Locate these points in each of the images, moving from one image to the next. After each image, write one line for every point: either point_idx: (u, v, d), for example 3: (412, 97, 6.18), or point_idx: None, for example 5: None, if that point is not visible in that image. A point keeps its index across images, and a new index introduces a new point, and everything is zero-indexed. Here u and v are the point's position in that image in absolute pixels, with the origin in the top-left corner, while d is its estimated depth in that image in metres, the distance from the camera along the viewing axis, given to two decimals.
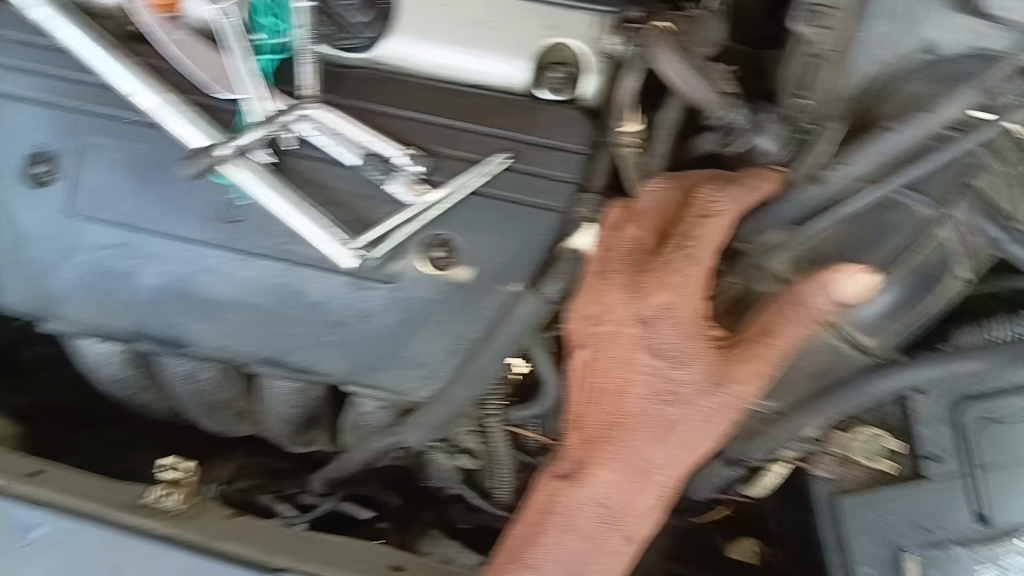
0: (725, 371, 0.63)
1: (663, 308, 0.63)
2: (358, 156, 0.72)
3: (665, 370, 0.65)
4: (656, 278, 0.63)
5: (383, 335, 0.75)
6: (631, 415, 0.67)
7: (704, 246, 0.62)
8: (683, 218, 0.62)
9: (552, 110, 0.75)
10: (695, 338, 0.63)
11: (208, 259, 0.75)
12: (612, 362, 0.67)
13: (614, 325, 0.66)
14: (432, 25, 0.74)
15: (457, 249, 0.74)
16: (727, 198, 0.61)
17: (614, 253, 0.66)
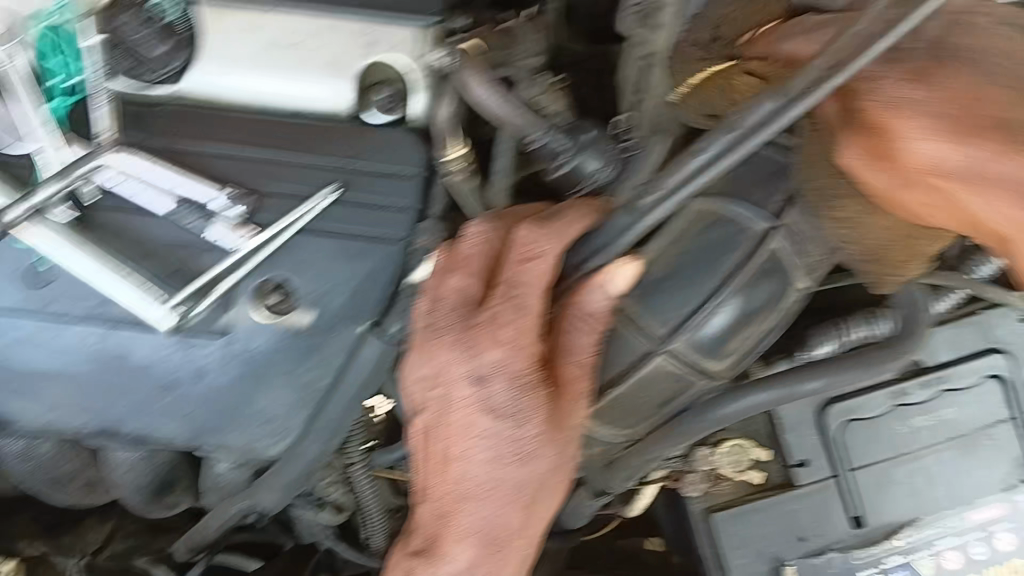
0: (562, 415, 0.57)
1: (499, 365, 0.56)
2: (171, 202, 0.67)
3: (507, 431, 0.57)
4: (488, 335, 0.55)
5: (221, 393, 0.70)
6: (480, 484, 0.59)
7: (532, 294, 0.55)
8: (504, 264, 0.55)
9: (379, 133, 0.70)
10: (532, 391, 0.56)
11: (17, 330, 0.69)
12: (450, 427, 0.59)
13: (448, 387, 0.57)
14: (242, 51, 0.68)
15: (293, 291, 0.69)
16: (548, 239, 0.54)
17: (440, 306, 0.57)
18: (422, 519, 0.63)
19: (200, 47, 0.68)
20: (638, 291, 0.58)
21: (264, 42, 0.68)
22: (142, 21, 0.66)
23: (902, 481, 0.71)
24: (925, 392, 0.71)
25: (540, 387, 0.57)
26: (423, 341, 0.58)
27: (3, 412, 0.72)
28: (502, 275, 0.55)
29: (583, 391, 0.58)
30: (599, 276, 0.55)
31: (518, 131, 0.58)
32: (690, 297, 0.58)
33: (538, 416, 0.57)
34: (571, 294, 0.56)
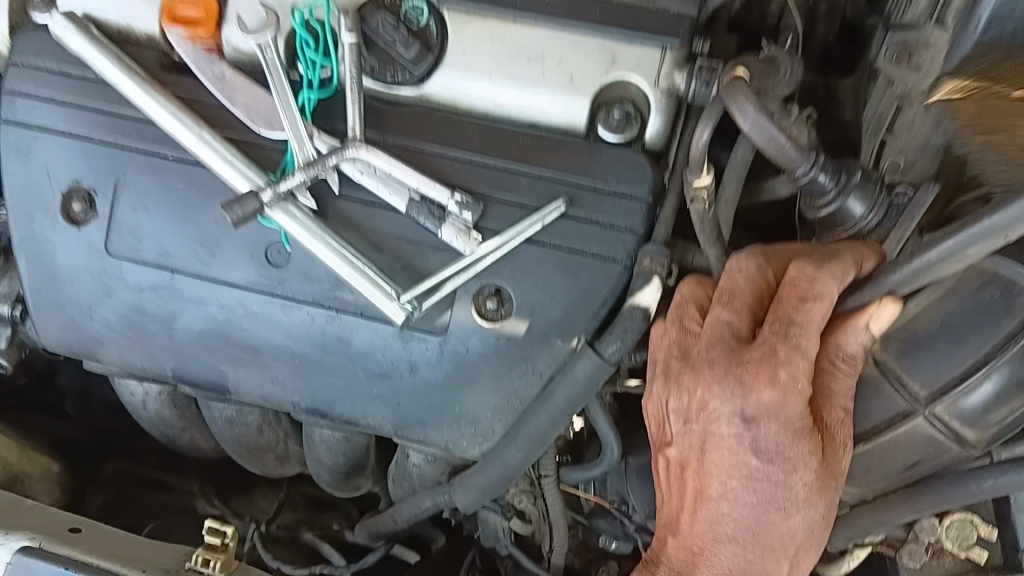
0: (833, 463, 0.54)
1: (773, 406, 0.52)
2: (406, 200, 0.69)
3: (775, 476, 0.54)
4: (763, 376, 0.51)
5: (431, 388, 0.71)
6: (739, 528, 0.56)
7: (812, 334, 0.51)
8: (778, 299, 0.53)
9: (609, 150, 0.70)
10: (802, 440, 0.52)
11: (251, 303, 0.73)
12: (708, 465, 0.56)
13: (709, 424, 0.55)
14: (484, 62, 0.71)
15: (510, 300, 0.70)
16: (826, 277, 0.51)
17: (699, 341, 0.56)
18: (668, 555, 0.61)
19: (448, 50, 0.72)
20: (896, 345, 0.55)
21: (511, 52, 0.71)
22: (396, 23, 0.70)
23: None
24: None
25: (812, 433, 0.53)
26: (681, 374, 0.56)
27: (222, 381, 0.76)
28: (777, 313, 0.52)
29: (847, 437, 0.54)
30: (857, 317, 0.52)
31: (789, 165, 0.55)
32: (960, 359, 0.54)
33: (812, 465, 0.53)
34: (833, 330, 0.54)
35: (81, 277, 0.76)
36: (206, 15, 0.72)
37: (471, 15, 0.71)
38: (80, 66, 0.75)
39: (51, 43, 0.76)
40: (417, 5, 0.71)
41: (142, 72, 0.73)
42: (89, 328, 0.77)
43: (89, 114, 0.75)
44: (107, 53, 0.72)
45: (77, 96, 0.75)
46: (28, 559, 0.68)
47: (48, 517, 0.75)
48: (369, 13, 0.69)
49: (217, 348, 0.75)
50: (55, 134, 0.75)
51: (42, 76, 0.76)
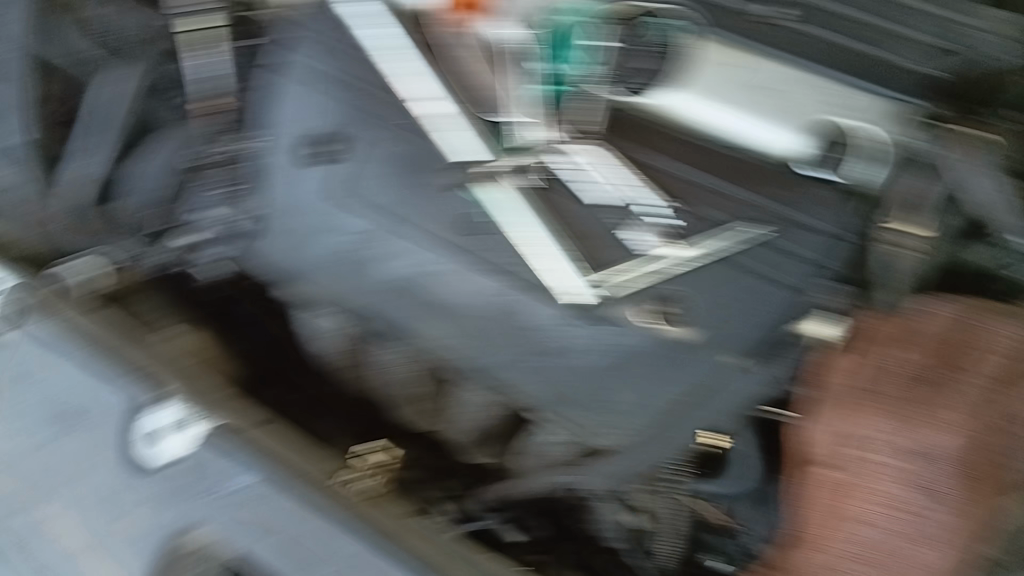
0: (977, 509, 0.62)
1: (945, 447, 0.63)
2: (617, 201, 0.78)
3: (924, 505, 0.63)
4: (931, 419, 0.64)
5: (595, 370, 0.75)
6: (879, 514, 0.63)
7: (976, 376, 0.66)
8: (954, 341, 0.67)
9: (813, 185, 0.76)
10: (952, 455, 0.63)
11: (438, 263, 0.80)
12: (864, 453, 0.65)
13: (875, 424, 0.66)
14: (715, 86, 0.79)
15: (688, 309, 0.75)
16: (1001, 336, 0.67)
17: (891, 365, 0.68)
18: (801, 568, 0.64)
19: (694, 73, 0.80)
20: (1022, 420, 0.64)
21: (746, 88, 0.79)
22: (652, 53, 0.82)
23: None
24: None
25: (964, 478, 0.63)
26: (851, 403, 0.67)
27: (389, 327, 0.81)
28: (943, 378, 0.66)
29: (992, 475, 0.63)
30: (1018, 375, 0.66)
31: None
32: None
33: (961, 502, 0.62)
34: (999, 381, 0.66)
35: (300, 211, 0.85)
36: (476, 5, 0.86)
37: (724, 47, 0.79)
38: (344, 32, 0.86)
39: (325, 11, 0.88)
40: (673, 27, 0.81)
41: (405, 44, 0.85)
42: (289, 258, 0.85)
43: (343, 76, 0.85)
44: (384, 22, 0.85)
45: (340, 56, 0.86)
46: None
47: None
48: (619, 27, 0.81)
49: (395, 296, 0.81)
50: (309, 86, 0.87)
51: (313, 35, 0.88)
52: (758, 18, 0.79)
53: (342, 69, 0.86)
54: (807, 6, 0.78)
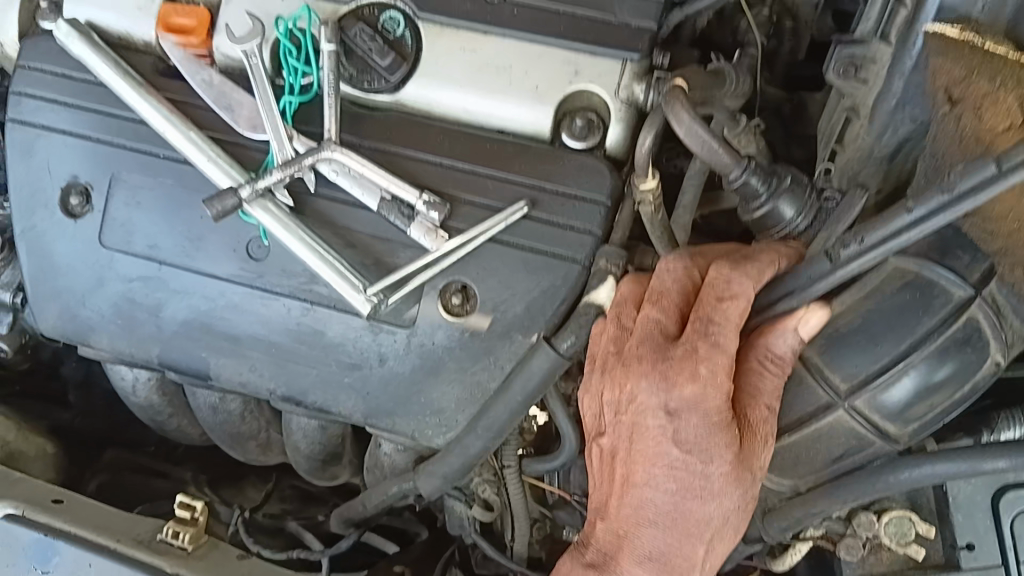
0: (751, 454, 0.53)
1: (694, 399, 0.52)
2: (377, 200, 0.73)
3: (695, 466, 0.52)
4: (683, 370, 0.52)
5: (400, 379, 0.75)
6: (660, 513, 0.54)
7: (731, 332, 0.52)
8: (699, 300, 0.53)
9: (574, 156, 0.74)
10: (722, 430, 0.52)
11: (232, 294, 0.78)
12: (632, 446, 0.54)
13: (636, 415, 0.54)
14: (454, 71, 0.75)
15: (473, 297, 0.74)
16: (742, 278, 0.52)
17: (632, 335, 0.55)
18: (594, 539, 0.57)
19: (432, 58, 0.75)
20: (821, 343, 0.55)
21: (480, 64, 0.75)
22: (373, 33, 0.74)
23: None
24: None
25: (730, 426, 0.52)
26: (613, 367, 0.55)
27: (202, 368, 0.79)
28: (697, 311, 0.52)
29: (769, 433, 0.53)
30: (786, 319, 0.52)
31: (721, 170, 0.57)
32: (878, 356, 0.54)
33: (726, 456, 0.52)
34: (751, 330, 0.54)
35: (80, 266, 0.81)
36: (197, 23, 0.77)
37: (446, 27, 0.75)
38: (81, 70, 0.80)
39: (54, 50, 0.81)
40: (390, 19, 0.75)
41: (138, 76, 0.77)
42: (82, 316, 0.81)
43: (88, 116, 0.80)
44: (106, 58, 0.77)
45: (82, 95, 0.80)
46: (25, 530, 0.77)
47: (38, 488, 0.82)
48: (348, 24, 0.74)
49: (198, 336, 0.79)
50: (55, 133, 0.80)
51: (46, 79, 0.81)
52: None
53: (86, 109, 0.80)
54: None
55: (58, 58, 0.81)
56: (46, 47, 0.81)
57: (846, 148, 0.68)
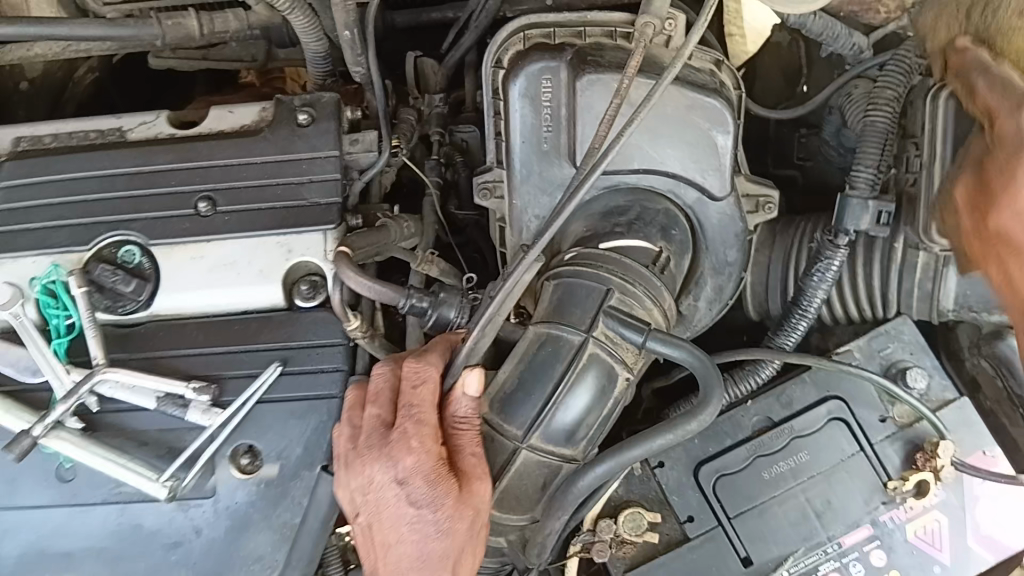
0: (469, 494, 0.68)
1: (414, 466, 0.68)
2: (153, 400, 0.85)
3: (428, 516, 0.68)
4: (400, 446, 0.69)
5: (216, 543, 0.86)
6: (415, 560, 0.69)
7: (428, 407, 0.70)
8: (401, 391, 0.71)
9: (309, 314, 0.89)
10: (440, 484, 0.68)
11: (55, 518, 0.88)
12: (384, 517, 0.70)
13: (378, 492, 0.69)
14: (193, 276, 0.90)
15: (260, 452, 0.87)
16: (426, 365, 0.71)
17: (362, 431, 0.72)
18: None
19: (172, 273, 0.90)
20: (496, 404, 0.72)
21: (211, 264, 0.90)
22: (113, 268, 0.88)
23: (789, 508, 0.82)
24: (804, 417, 0.84)
25: (446, 478, 0.68)
26: (354, 461, 0.71)
27: None
28: (402, 401, 0.70)
29: (483, 472, 0.69)
30: (458, 383, 0.70)
31: (392, 302, 0.75)
32: (535, 398, 0.71)
33: (447, 501, 0.68)
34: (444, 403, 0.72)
35: None
36: None
37: (174, 245, 0.90)
38: None
39: None
40: (130, 249, 0.90)
41: None
42: None
43: None
44: None
45: None
46: None
47: None
48: (93, 266, 0.89)
49: (36, 563, 0.88)
50: None
51: None
52: (198, 211, 0.91)
53: None
54: (212, 194, 0.92)
55: None
56: None
57: (508, 247, 0.86)
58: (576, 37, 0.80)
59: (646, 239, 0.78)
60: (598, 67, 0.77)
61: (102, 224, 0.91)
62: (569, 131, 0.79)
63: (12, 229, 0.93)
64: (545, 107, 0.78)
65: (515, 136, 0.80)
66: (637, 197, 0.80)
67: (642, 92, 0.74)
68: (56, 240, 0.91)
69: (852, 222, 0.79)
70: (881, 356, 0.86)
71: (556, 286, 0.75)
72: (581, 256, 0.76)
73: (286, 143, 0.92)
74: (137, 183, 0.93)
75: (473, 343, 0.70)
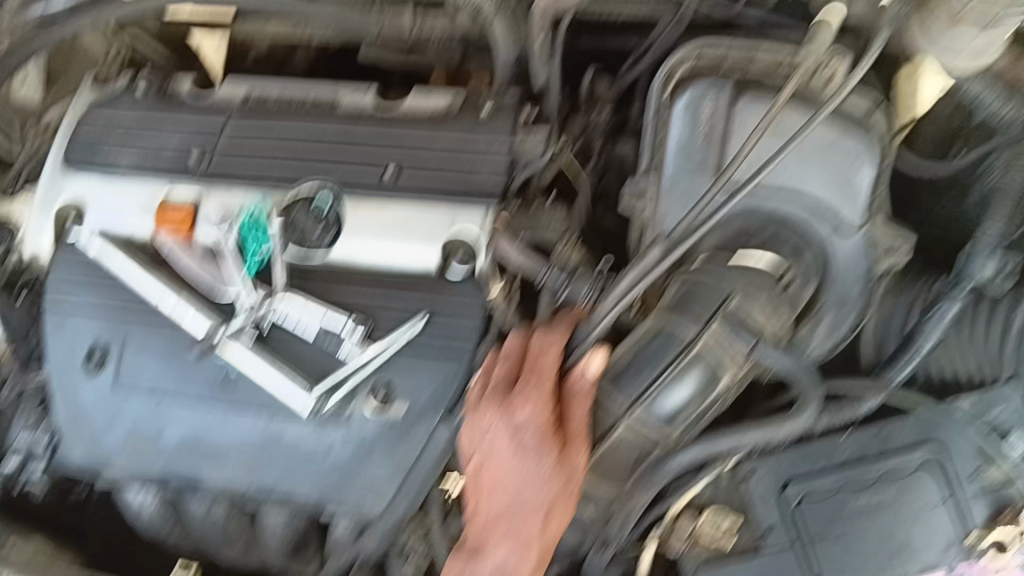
0: (571, 454, 0.78)
1: (529, 422, 0.78)
2: (317, 328, 0.99)
3: (533, 467, 0.78)
4: (520, 402, 0.78)
5: (344, 460, 0.99)
6: (514, 502, 0.80)
7: (548, 375, 0.79)
8: (526, 355, 0.80)
9: (458, 279, 1.00)
10: (548, 441, 0.78)
11: (215, 414, 1.02)
12: (494, 461, 0.80)
13: (493, 439, 0.79)
14: (367, 229, 1.03)
15: (395, 392, 0.98)
16: (551, 337, 0.80)
17: (485, 385, 0.81)
18: (473, 530, 0.83)
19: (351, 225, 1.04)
20: (610, 379, 0.80)
21: (384, 222, 1.03)
22: (308, 212, 1.04)
23: (864, 538, 0.88)
24: (901, 458, 0.87)
25: (554, 437, 0.78)
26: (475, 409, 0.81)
27: (196, 475, 1.04)
28: (526, 364, 0.80)
29: (585, 439, 0.79)
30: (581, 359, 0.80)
31: None
32: (645, 379, 0.79)
33: (551, 455, 0.78)
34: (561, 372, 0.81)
35: (102, 406, 1.07)
36: (183, 221, 1.07)
37: (357, 202, 1.05)
38: (100, 261, 1.09)
39: (82, 248, 1.11)
40: (325, 198, 1.05)
41: (141, 260, 1.07)
42: (107, 443, 1.07)
43: (110, 293, 1.08)
44: (119, 251, 1.08)
45: (104, 279, 1.09)
46: None
47: None
48: (292, 207, 1.05)
49: (194, 449, 1.04)
50: (83, 308, 1.09)
51: (78, 271, 1.10)
52: (383, 176, 1.05)
53: (106, 287, 1.08)
54: (396, 164, 1.05)
55: (85, 254, 1.10)
56: (77, 247, 1.11)
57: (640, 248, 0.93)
58: (741, 69, 0.89)
59: (775, 257, 0.85)
60: (754, 94, 0.86)
61: (302, 174, 1.07)
62: (720, 149, 0.87)
63: (229, 165, 1.10)
64: (702, 123, 0.88)
65: (671, 147, 0.90)
66: (771, 220, 0.86)
67: (796, 122, 0.85)
68: (263, 181, 1.08)
69: (972, 273, 0.87)
70: (987, 417, 0.89)
71: (682, 284, 0.83)
72: (710, 264, 0.84)
73: (467, 131, 1.05)
74: (337, 145, 1.08)
75: (597, 315, 0.80)
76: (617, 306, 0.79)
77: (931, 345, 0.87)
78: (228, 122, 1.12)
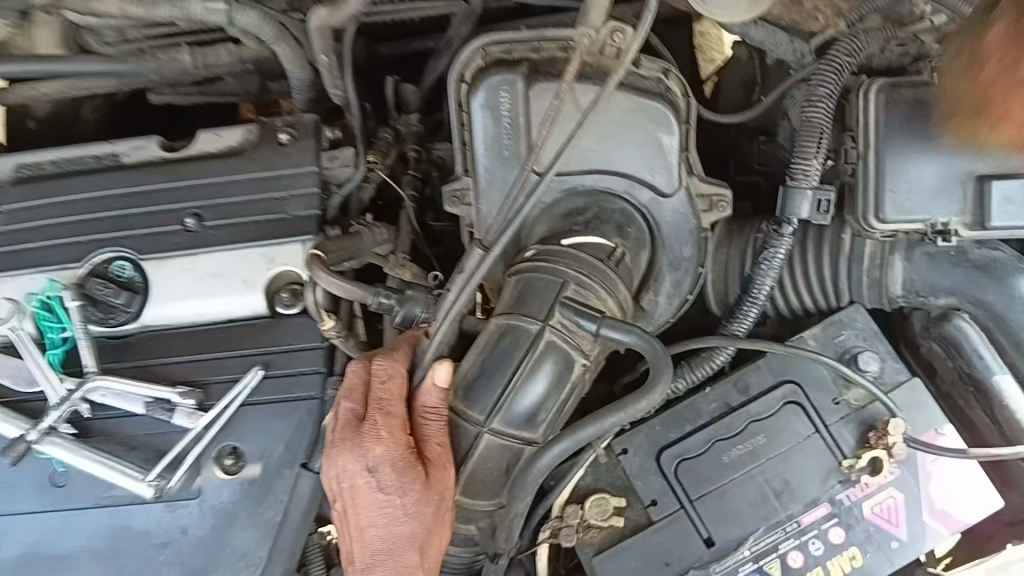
0: (434, 479, 0.74)
1: (383, 455, 0.73)
2: (143, 405, 0.89)
3: (397, 501, 0.73)
4: (372, 436, 0.74)
5: (203, 543, 0.90)
6: (386, 542, 0.75)
7: (396, 402, 0.75)
8: (371, 386, 0.76)
9: (291, 319, 0.93)
10: (408, 471, 0.73)
11: (48, 523, 0.92)
12: (358, 504, 0.75)
13: (351, 481, 0.74)
14: (180, 287, 0.95)
15: (243, 453, 0.91)
16: (393, 362, 0.76)
17: (336, 425, 0.77)
18: None
19: (163, 285, 0.95)
20: (460, 392, 0.76)
21: (198, 275, 0.95)
22: (105, 281, 0.93)
23: (748, 489, 0.87)
24: (761, 402, 0.89)
25: (413, 466, 0.73)
26: (329, 453, 0.76)
27: None
28: (372, 395, 0.76)
29: (447, 462, 0.74)
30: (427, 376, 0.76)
31: (361, 298, 0.80)
32: (496, 386, 0.75)
33: (415, 487, 0.73)
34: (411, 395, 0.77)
35: None
36: None
37: (164, 259, 0.96)
38: None
39: None
40: (122, 263, 0.96)
41: None
42: None
43: None
44: None
45: None
46: None
47: None
48: (87, 281, 0.94)
49: (31, 567, 0.91)
50: None
51: None
52: (186, 227, 0.96)
53: None
54: (200, 210, 0.97)
55: None
56: None
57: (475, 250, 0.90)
58: (532, 50, 0.86)
59: (602, 235, 0.82)
60: (547, 76, 0.83)
61: (97, 242, 0.97)
62: (527, 134, 0.84)
63: (14, 247, 0.99)
64: (504, 112, 0.84)
65: (478, 142, 0.86)
66: (594, 198, 0.85)
67: (587, 97, 0.81)
68: (54, 257, 0.97)
69: (793, 210, 0.87)
70: (836, 343, 0.93)
71: (517, 281, 0.79)
72: (540, 252, 0.80)
73: (269, 160, 0.98)
74: (131, 202, 0.98)
75: (435, 333, 0.77)
76: (452, 319, 0.76)
77: (767, 288, 0.88)
78: (3, 202, 1.00)
